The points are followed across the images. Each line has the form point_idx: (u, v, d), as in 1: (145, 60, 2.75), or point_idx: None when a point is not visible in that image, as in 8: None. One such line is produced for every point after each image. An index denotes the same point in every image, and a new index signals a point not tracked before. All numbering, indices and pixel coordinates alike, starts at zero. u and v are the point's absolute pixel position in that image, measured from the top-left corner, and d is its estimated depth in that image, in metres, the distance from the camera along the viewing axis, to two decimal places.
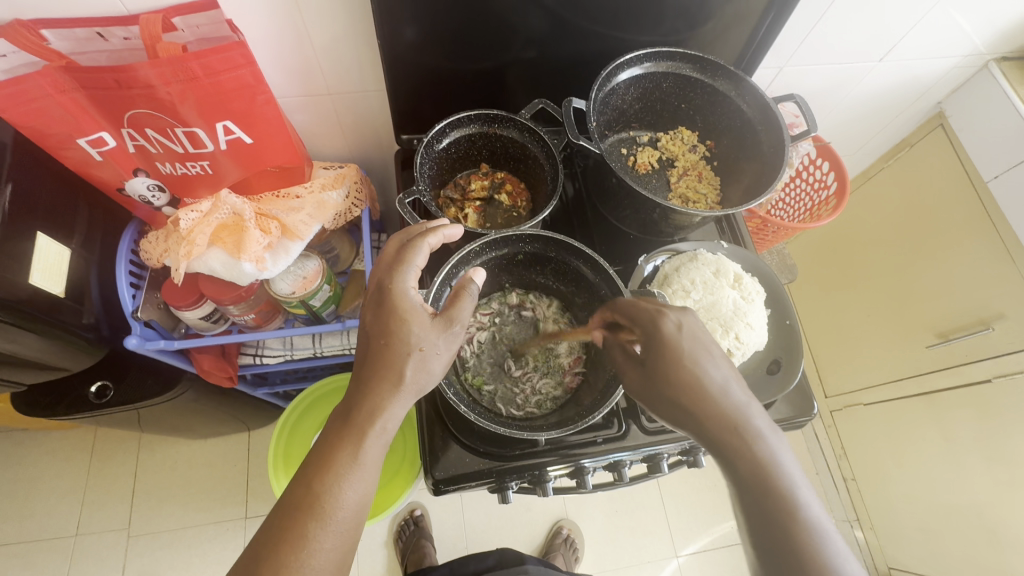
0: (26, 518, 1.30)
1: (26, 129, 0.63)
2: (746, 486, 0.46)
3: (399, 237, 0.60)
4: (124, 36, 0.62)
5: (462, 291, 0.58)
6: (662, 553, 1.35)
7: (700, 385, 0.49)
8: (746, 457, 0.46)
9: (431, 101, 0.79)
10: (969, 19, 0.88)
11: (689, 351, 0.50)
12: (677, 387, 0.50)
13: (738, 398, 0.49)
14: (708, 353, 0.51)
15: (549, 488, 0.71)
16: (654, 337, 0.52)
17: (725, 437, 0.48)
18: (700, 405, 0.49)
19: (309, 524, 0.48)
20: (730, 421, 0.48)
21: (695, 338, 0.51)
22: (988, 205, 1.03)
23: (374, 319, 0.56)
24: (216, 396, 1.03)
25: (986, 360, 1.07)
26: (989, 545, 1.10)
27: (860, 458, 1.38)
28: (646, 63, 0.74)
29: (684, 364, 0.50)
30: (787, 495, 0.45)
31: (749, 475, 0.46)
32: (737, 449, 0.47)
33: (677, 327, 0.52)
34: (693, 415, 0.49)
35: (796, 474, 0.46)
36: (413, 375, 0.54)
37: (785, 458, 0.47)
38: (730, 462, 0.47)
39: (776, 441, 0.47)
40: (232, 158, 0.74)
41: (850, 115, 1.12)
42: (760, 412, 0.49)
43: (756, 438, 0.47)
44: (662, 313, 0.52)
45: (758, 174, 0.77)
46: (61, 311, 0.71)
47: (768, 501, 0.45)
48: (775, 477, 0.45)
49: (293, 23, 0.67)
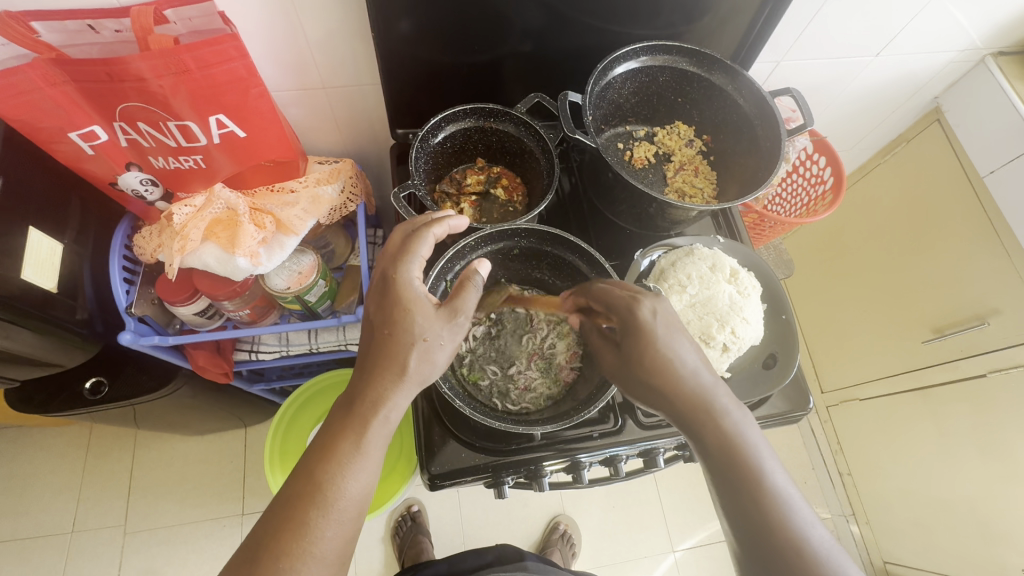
0: (22, 514, 1.29)
1: (16, 123, 0.62)
2: (715, 462, 0.48)
3: (404, 227, 0.60)
4: (116, 28, 0.61)
5: (467, 283, 0.57)
6: (659, 547, 1.36)
7: (671, 366, 0.50)
8: (715, 435, 0.48)
9: (426, 95, 0.79)
10: (966, 13, 0.88)
11: (661, 335, 0.51)
12: (650, 371, 0.51)
13: (706, 379, 0.50)
14: (678, 337, 0.52)
15: (545, 483, 0.72)
16: (628, 323, 0.52)
17: (695, 417, 0.49)
18: (671, 387, 0.50)
19: (310, 512, 0.48)
20: (699, 400, 0.49)
21: (668, 323, 0.52)
22: (983, 201, 1.03)
23: (379, 308, 0.56)
24: (212, 392, 1.03)
25: (981, 355, 1.07)
26: (984, 538, 1.11)
27: (855, 453, 1.38)
28: (642, 56, 0.73)
29: (656, 348, 0.51)
30: (755, 469, 0.47)
31: (718, 452, 0.48)
32: (706, 428, 0.48)
33: (652, 314, 0.52)
34: (664, 397, 0.50)
35: (764, 449, 0.48)
36: (417, 365, 0.54)
37: (750, 433, 0.49)
38: (700, 440, 0.49)
39: (742, 417, 0.49)
40: (226, 152, 0.74)
41: (847, 110, 1.11)
42: (727, 390, 0.50)
43: (724, 416, 0.49)
44: (636, 300, 0.53)
45: (754, 168, 0.77)
46: (54, 306, 0.70)
47: (737, 476, 0.46)
48: (743, 453, 0.47)
49: (287, 15, 0.67)
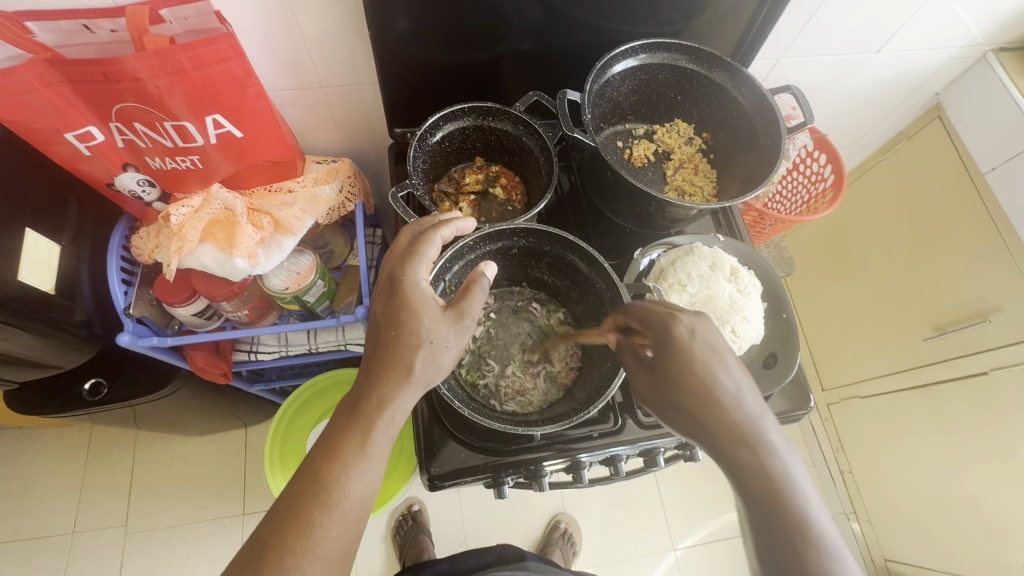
0: (22, 515, 1.29)
1: (11, 124, 0.62)
2: (754, 500, 0.45)
3: (411, 229, 0.60)
4: (111, 28, 0.61)
5: (473, 284, 0.56)
6: (660, 546, 1.36)
7: (714, 392, 0.48)
8: (756, 471, 0.45)
9: (424, 93, 0.78)
10: (968, 9, 0.87)
11: (703, 357, 0.49)
12: (690, 393, 0.49)
13: (752, 408, 0.48)
14: (721, 360, 0.50)
15: (545, 483, 0.71)
16: (664, 341, 0.51)
17: (735, 449, 0.46)
18: (713, 415, 0.48)
19: (315, 512, 0.48)
20: (741, 431, 0.47)
21: (710, 344, 0.50)
22: (986, 199, 1.03)
23: (385, 309, 0.55)
24: (211, 392, 1.03)
25: (982, 352, 1.07)
26: (986, 536, 1.10)
27: (856, 450, 1.38)
28: (641, 54, 0.73)
29: (696, 369, 0.49)
30: (798, 513, 0.43)
31: (758, 490, 0.44)
32: (745, 462, 0.45)
33: (690, 332, 0.51)
34: (704, 425, 0.48)
35: (809, 491, 0.44)
36: (423, 367, 0.54)
37: (797, 474, 0.45)
38: (739, 476, 0.46)
39: (790, 456, 0.46)
40: (223, 152, 0.73)
41: (848, 106, 1.11)
42: (774, 424, 0.47)
43: (769, 451, 0.46)
44: (675, 316, 0.51)
45: (755, 166, 0.77)
46: (53, 307, 0.70)
47: (778, 519, 0.43)
48: (786, 494, 0.44)
49: (283, 15, 0.66)
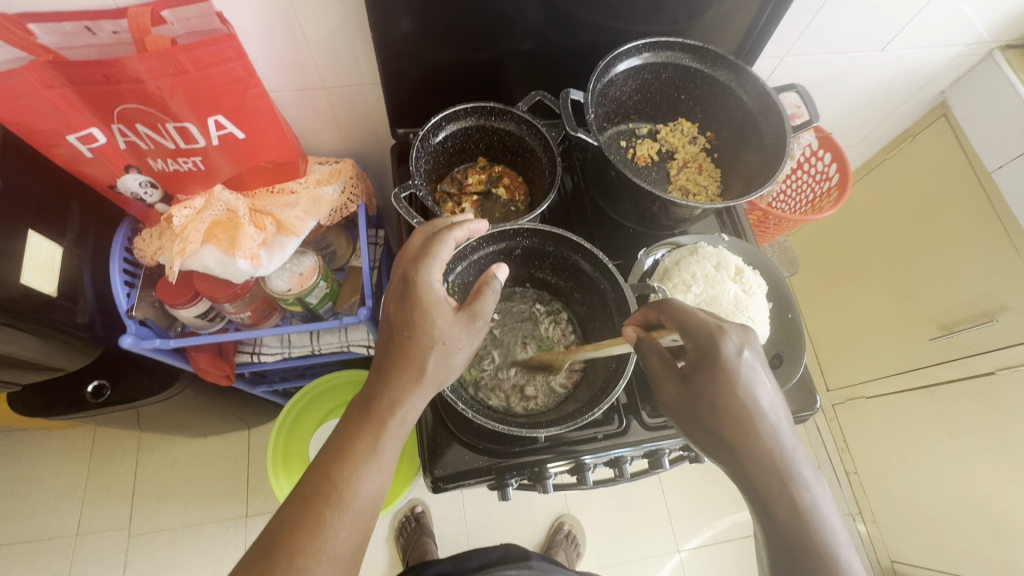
0: (26, 517, 1.29)
1: (13, 126, 0.62)
2: (780, 534, 0.44)
3: (424, 229, 0.59)
4: (113, 30, 0.61)
5: (486, 286, 0.56)
6: (665, 547, 1.35)
7: (751, 421, 0.47)
8: (787, 507, 0.44)
9: (426, 94, 0.78)
10: (974, 7, 0.87)
11: (745, 381, 0.47)
12: (726, 417, 0.47)
13: (787, 441, 0.46)
14: (763, 384, 0.48)
15: (549, 484, 0.72)
16: (707, 357, 0.48)
17: (766, 482, 0.45)
18: (746, 445, 0.46)
19: (325, 512, 0.48)
20: (776, 466, 0.45)
21: (754, 367, 0.48)
22: (993, 199, 1.02)
23: (398, 309, 0.55)
24: (215, 394, 1.03)
25: (989, 352, 1.06)
26: (993, 537, 1.09)
27: (862, 451, 1.37)
28: (644, 53, 0.72)
29: (736, 393, 0.47)
30: (828, 553, 0.43)
31: (786, 524, 0.44)
32: (775, 495, 0.45)
33: (737, 352, 0.48)
34: (734, 452, 0.47)
35: (838, 529, 0.44)
36: (435, 368, 0.54)
37: (828, 512, 0.44)
38: (767, 508, 0.45)
39: (822, 493, 0.45)
40: (225, 153, 0.73)
41: (852, 105, 1.10)
42: (808, 460, 0.46)
43: (801, 487, 0.45)
44: (724, 332, 0.48)
45: (759, 166, 0.76)
46: (55, 310, 0.70)
47: (805, 557, 0.43)
48: (816, 532, 0.43)
49: (285, 16, 0.66)
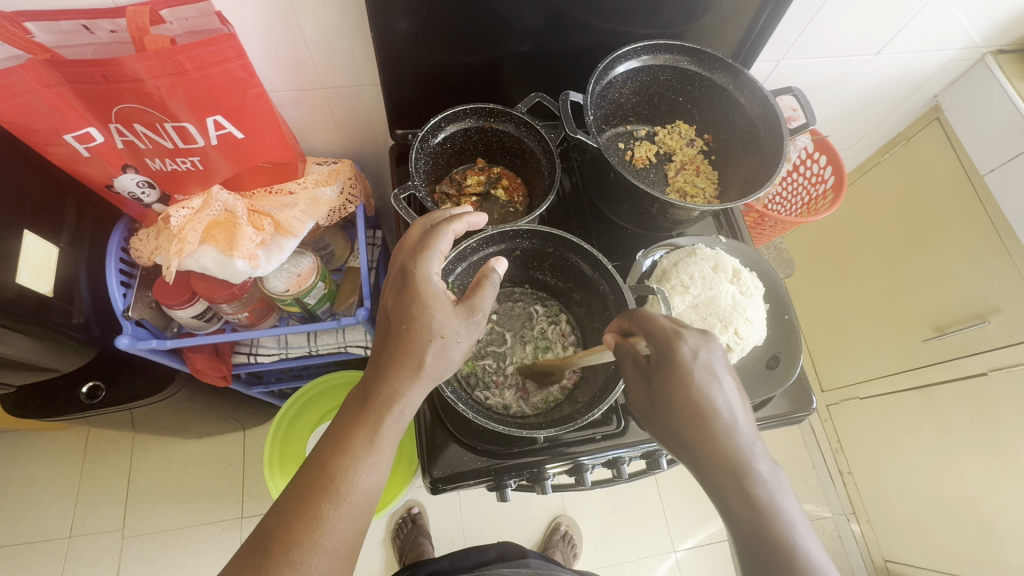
0: (18, 520, 1.28)
1: (10, 125, 0.61)
2: (741, 532, 0.45)
3: (423, 222, 0.59)
4: (111, 29, 0.60)
5: (485, 280, 0.55)
6: (661, 547, 1.36)
7: (708, 420, 0.47)
8: (742, 501, 0.44)
9: (426, 95, 0.78)
10: (966, 12, 0.88)
11: (700, 381, 0.47)
12: (683, 417, 0.47)
13: (744, 439, 0.46)
14: (720, 385, 0.48)
15: (547, 484, 0.72)
16: (664, 359, 0.48)
17: (722, 479, 0.45)
18: (703, 444, 0.46)
19: (322, 505, 0.49)
20: (730, 464, 0.45)
21: (710, 368, 0.48)
22: (985, 202, 1.03)
23: (396, 303, 0.55)
24: (210, 394, 1.02)
25: (981, 353, 1.07)
26: (985, 535, 1.11)
27: (856, 452, 1.38)
28: (643, 56, 0.73)
29: (692, 393, 0.47)
30: (788, 546, 0.43)
31: (744, 519, 0.44)
32: (734, 493, 0.45)
33: (692, 354, 0.48)
34: (693, 451, 0.47)
35: (798, 521, 0.44)
36: (433, 362, 0.53)
37: (787, 507, 0.44)
38: (726, 505, 0.45)
39: (779, 487, 0.45)
40: (224, 153, 0.73)
41: (847, 109, 1.11)
42: (766, 457, 0.46)
43: (756, 483, 0.45)
44: (679, 336, 0.49)
45: (756, 168, 0.77)
46: (50, 310, 0.69)
47: (766, 552, 0.43)
48: (773, 525, 0.43)
49: (285, 16, 0.66)
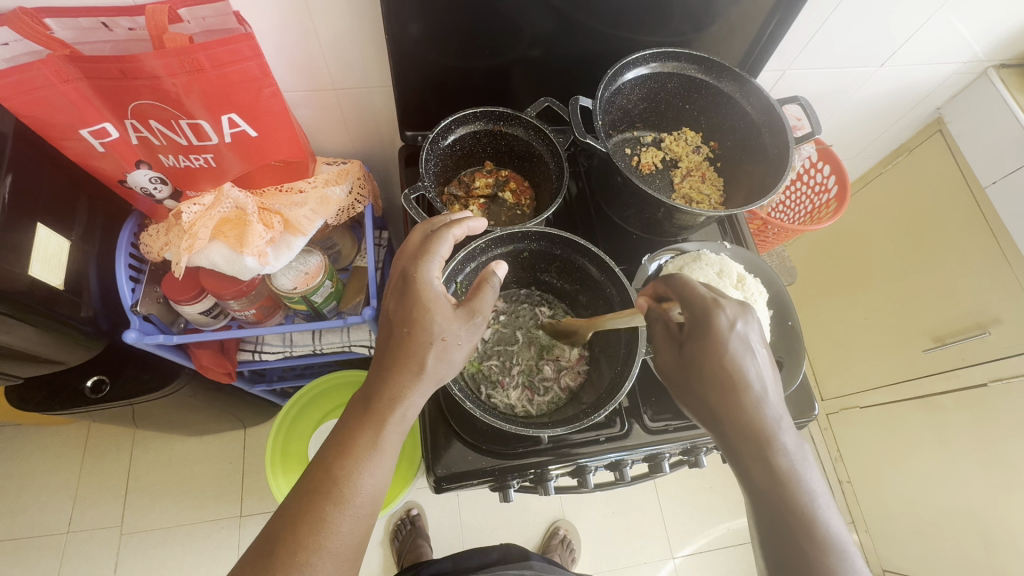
0: (17, 514, 1.28)
1: (27, 119, 0.62)
2: (761, 498, 0.47)
3: (423, 228, 0.59)
4: (129, 27, 0.61)
5: (485, 283, 0.57)
6: (659, 554, 1.36)
7: (738, 390, 0.48)
8: (766, 470, 0.46)
9: (436, 98, 0.79)
10: (969, 26, 0.89)
11: (733, 352, 0.48)
12: (713, 384, 0.48)
13: (772, 411, 0.48)
14: (753, 357, 0.48)
15: (550, 486, 0.73)
16: (702, 328, 0.49)
17: (744, 447, 0.47)
18: (729, 411, 0.48)
19: (327, 507, 0.49)
20: (756, 435, 0.47)
21: (745, 340, 0.48)
22: (987, 213, 1.04)
23: (398, 305, 0.55)
24: (214, 391, 1.02)
25: (981, 364, 1.07)
26: (985, 547, 1.11)
27: (856, 461, 1.38)
28: (652, 63, 0.74)
29: (725, 363, 0.48)
30: (806, 511, 0.45)
31: (765, 485, 0.46)
32: (757, 461, 0.47)
33: (730, 326, 0.48)
34: (719, 417, 0.49)
35: (818, 492, 0.46)
36: (435, 364, 0.54)
37: (809, 476, 0.46)
38: (747, 470, 0.47)
39: (802, 458, 0.47)
40: (236, 151, 0.73)
41: (852, 119, 1.12)
42: (792, 430, 0.47)
43: (780, 453, 0.46)
44: (718, 305, 0.48)
45: (761, 176, 0.78)
46: (59, 302, 0.70)
47: (784, 515, 0.45)
48: (794, 492, 0.46)
49: (300, 18, 0.67)
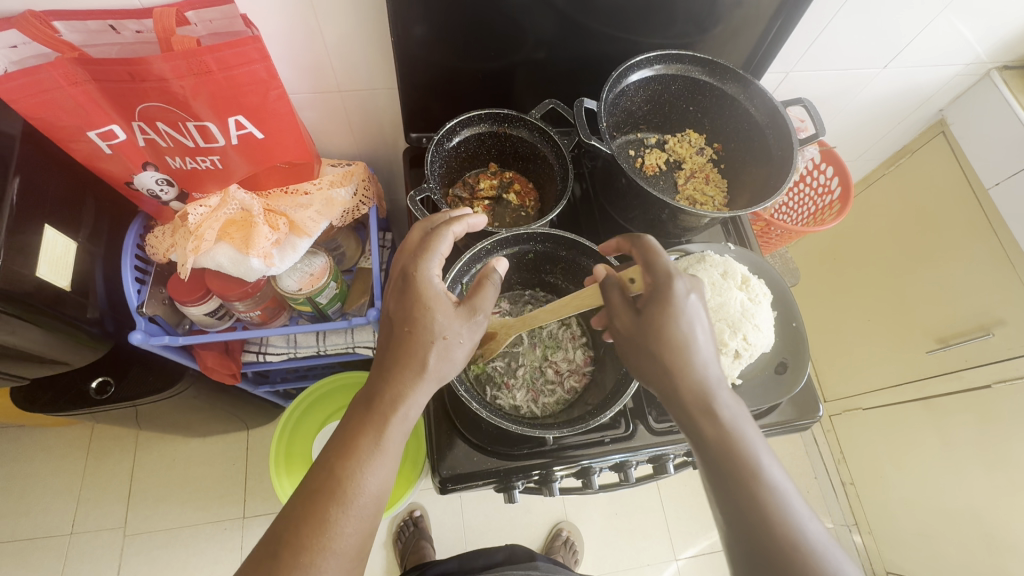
0: (21, 516, 1.28)
1: (36, 121, 0.62)
2: (710, 454, 0.50)
3: (422, 225, 0.59)
4: (137, 29, 0.62)
5: (486, 280, 0.56)
6: (662, 556, 1.35)
7: (688, 351, 0.52)
8: (713, 425, 0.50)
9: (441, 100, 0.79)
10: (972, 28, 0.89)
11: (688, 316, 0.53)
12: (667, 347, 0.52)
13: (712, 373, 0.53)
14: (701, 323, 0.53)
15: (554, 487, 0.73)
16: (660, 293, 0.53)
17: (690, 404, 0.52)
18: (678, 372, 0.52)
19: (330, 508, 0.49)
20: (701, 394, 0.52)
21: (697, 308, 0.53)
22: (989, 214, 1.04)
23: (398, 305, 0.56)
24: (218, 392, 1.02)
25: (985, 365, 1.07)
26: (989, 549, 1.11)
27: (859, 462, 1.38)
28: (656, 65, 0.74)
29: (679, 327, 0.52)
30: (752, 462, 0.49)
31: (714, 441, 0.50)
32: (701, 415, 0.51)
33: (686, 293, 0.53)
34: (667, 379, 0.53)
35: (759, 444, 0.50)
36: (436, 363, 0.54)
37: (748, 431, 0.51)
38: (695, 428, 0.51)
39: (740, 414, 0.52)
40: (242, 152, 0.74)
41: (855, 120, 1.12)
42: (728, 392, 0.53)
43: (721, 408, 0.51)
44: (676, 274, 0.53)
45: (765, 178, 0.78)
46: (67, 304, 0.70)
47: (731, 466, 0.49)
48: (739, 445, 0.49)
49: (306, 20, 0.67)
